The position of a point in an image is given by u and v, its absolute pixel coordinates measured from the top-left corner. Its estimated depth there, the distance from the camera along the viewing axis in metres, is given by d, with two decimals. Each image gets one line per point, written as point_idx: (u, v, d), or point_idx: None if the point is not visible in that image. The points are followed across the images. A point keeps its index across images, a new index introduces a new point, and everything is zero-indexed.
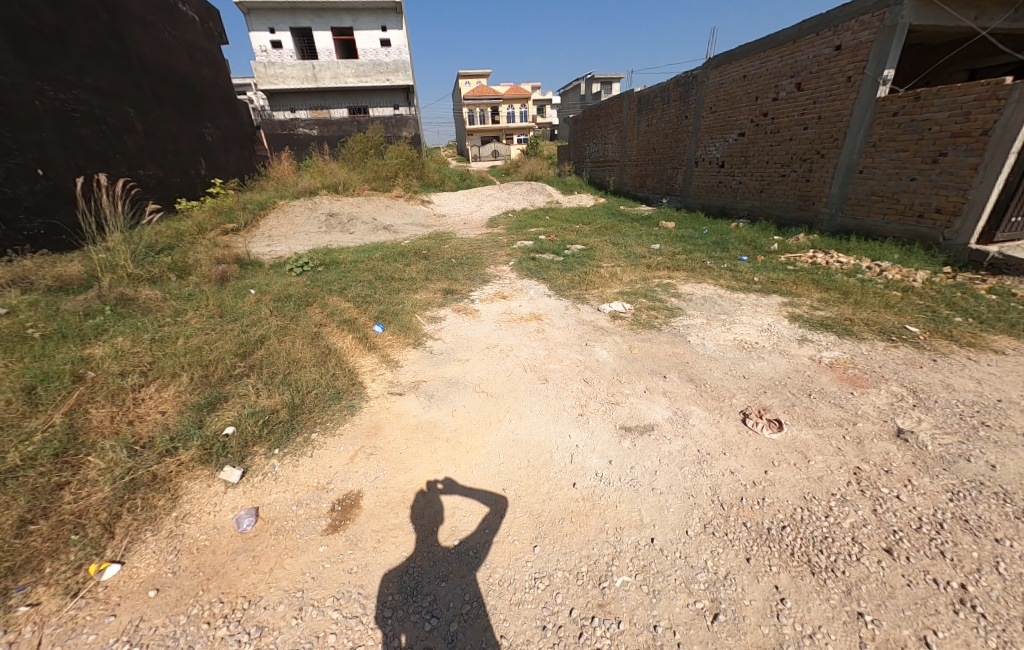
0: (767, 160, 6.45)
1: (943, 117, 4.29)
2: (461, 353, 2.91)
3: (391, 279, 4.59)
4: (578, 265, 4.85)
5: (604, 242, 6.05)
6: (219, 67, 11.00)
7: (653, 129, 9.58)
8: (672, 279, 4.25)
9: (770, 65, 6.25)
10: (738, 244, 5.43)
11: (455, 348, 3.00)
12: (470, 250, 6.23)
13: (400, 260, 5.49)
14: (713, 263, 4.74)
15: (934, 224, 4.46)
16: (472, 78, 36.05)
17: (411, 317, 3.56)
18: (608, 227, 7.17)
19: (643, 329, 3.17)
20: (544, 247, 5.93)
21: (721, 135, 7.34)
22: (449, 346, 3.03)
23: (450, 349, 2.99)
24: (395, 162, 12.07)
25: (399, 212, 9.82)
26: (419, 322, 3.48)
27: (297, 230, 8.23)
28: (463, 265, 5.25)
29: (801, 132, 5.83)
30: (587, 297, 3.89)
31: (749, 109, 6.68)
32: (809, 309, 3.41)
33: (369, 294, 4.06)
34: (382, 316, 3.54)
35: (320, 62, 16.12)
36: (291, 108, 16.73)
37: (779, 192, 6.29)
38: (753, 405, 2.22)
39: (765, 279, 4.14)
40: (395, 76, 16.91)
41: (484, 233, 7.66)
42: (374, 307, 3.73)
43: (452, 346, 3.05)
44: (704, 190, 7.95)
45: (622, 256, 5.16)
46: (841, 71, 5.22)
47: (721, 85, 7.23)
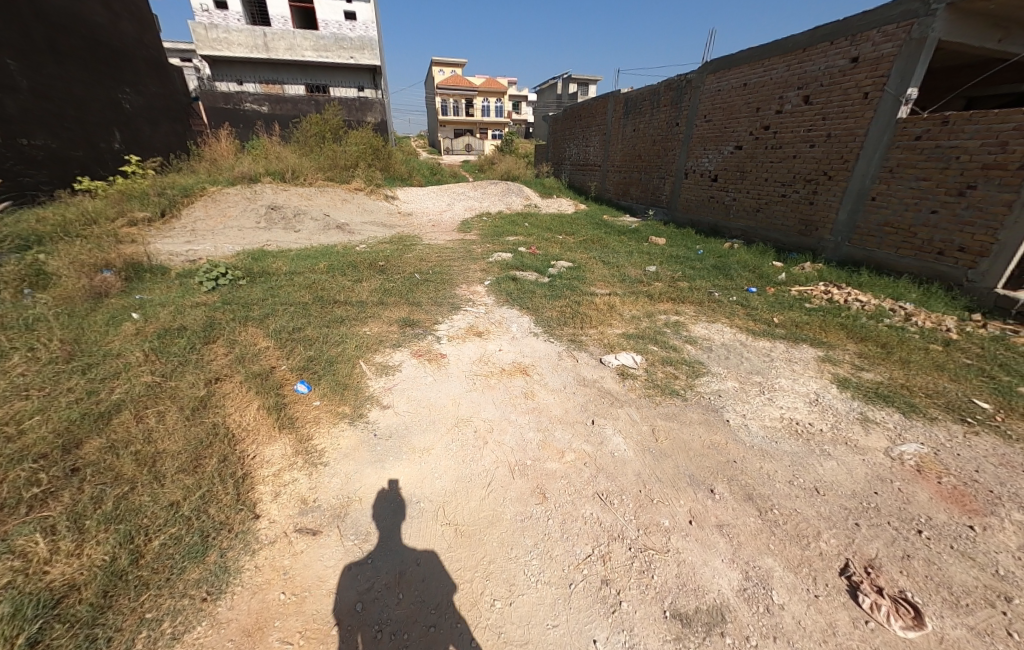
0: (765, 177, 5.94)
1: (974, 146, 3.84)
2: (418, 438, 2.01)
3: (334, 302, 3.61)
4: (567, 291, 4.09)
5: (593, 260, 5.32)
6: (146, 22, 9.30)
7: (640, 134, 8.99)
8: (680, 316, 3.57)
9: (774, 75, 5.72)
10: (741, 270, 4.85)
11: (409, 426, 2.09)
12: (438, 262, 5.30)
13: (350, 273, 4.49)
14: (720, 294, 4.12)
15: (956, 264, 4.03)
16: (447, 67, 34.62)
17: (353, 365, 2.61)
18: (594, 240, 6.46)
19: (663, 396, 2.42)
20: (526, 263, 5.12)
21: (716, 146, 6.81)
22: (402, 421, 2.12)
23: (403, 427, 2.08)
24: (356, 148, 10.79)
25: (358, 208, 8.68)
26: (364, 373, 2.56)
27: (228, 224, 6.99)
28: (429, 285, 4.35)
29: (806, 149, 5.33)
30: (584, 339, 3.11)
31: (749, 121, 6.15)
32: (853, 369, 2.82)
33: (301, 325, 3.07)
34: (312, 362, 2.57)
35: (272, 31, 14.43)
36: (238, 80, 14.96)
37: (778, 214, 5.79)
38: (854, 558, 1.51)
39: (787, 320, 3.53)
40: (360, 54, 15.45)
41: (455, 239, 6.76)
42: (306, 346, 2.76)
43: (405, 420, 2.13)
44: (694, 204, 7.42)
45: (616, 281, 4.47)
46: (857, 86, 4.73)
47: (719, 92, 6.67)
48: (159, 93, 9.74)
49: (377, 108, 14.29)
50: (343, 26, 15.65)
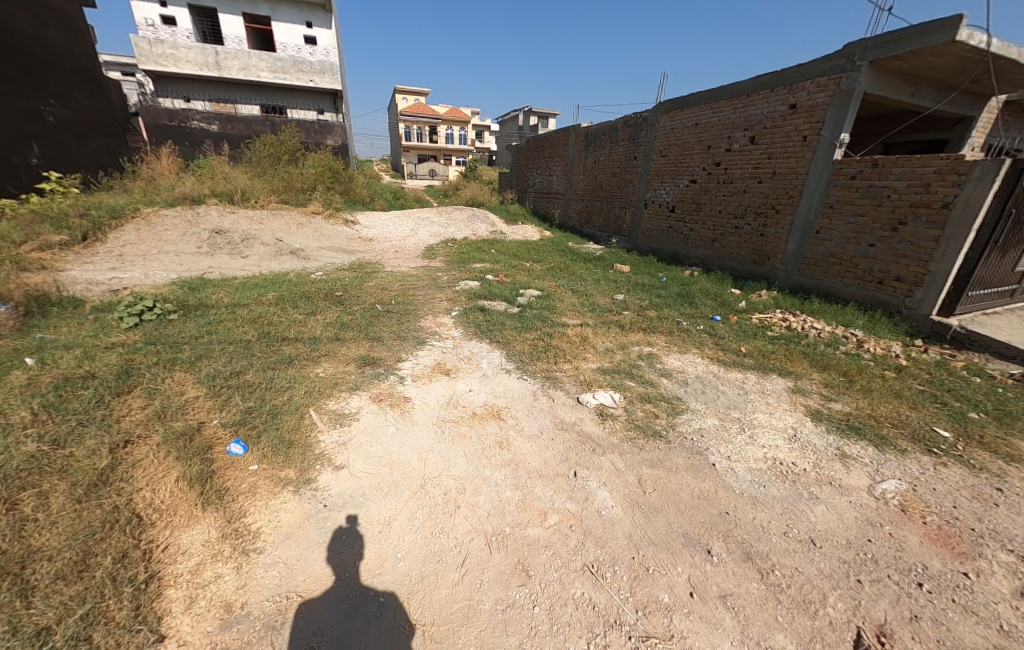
0: (719, 209, 6.23)
1: (902, 186, 4.15)
2: (376, 507, 1.72)
3: (283, 340, 3.25)
4: (538, 322, 3.96)
5: (562, 289, 5.26)
6: (79, 32, 8.62)
7: (600, 166, 9.31)
8: (653, 347, 3.51)
9: (722, 116, 6.09)
10: (704, 299, 4.95)
11: (366, 492, 1.80)
12: (401, 292, 5.04)
13: (303, 304, 4.13)
14: (688, 324, 4.15)
15: (895, 292, 4.26)
16: (410, 95, 35.02)
17: (300, 416, 2.28)
18: (561, 268, 6.46)
19: (646, 440, 2.28)
20: (494, 292, 4.98)
21: (672, 179, 7.12)
22: (358, 485, 1.83)
23: (358, 493, 1.79)
24: (313, 171, 10.38)
25: (314, 233, 8.25)
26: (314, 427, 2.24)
27: (164, 248, 6.37)
28: (391, 318, 4.07)
29: (755, 185, 5.64)
30: (558, 376, 2.96)
31: (701, 157, 6.48)
32: (822, 400, 2.83)
33: (242, 368, 2.69)
34: (251, 414, 2.22)
35: (225, 50, 13.91)
36: (185, 96, 14.20)
37: (733, 244, 6.06)
38: (864, 624, 1.40)
39: (754, 349, 3.57)
40: (319, 78, 15.20)
41: (419, 265, 6.52)
42: (246, 395, 2.40)
43: (362, 484, 1.84)
44: (654, 234, 7.67)
45: (586, 311, 4.40)
46: (796, 130, 5.08)
47: (673, 130, 7.03)
48: (91, 106, 8.96)
49: (337, 131, 13.96)
50: (303, 50, 15.33)
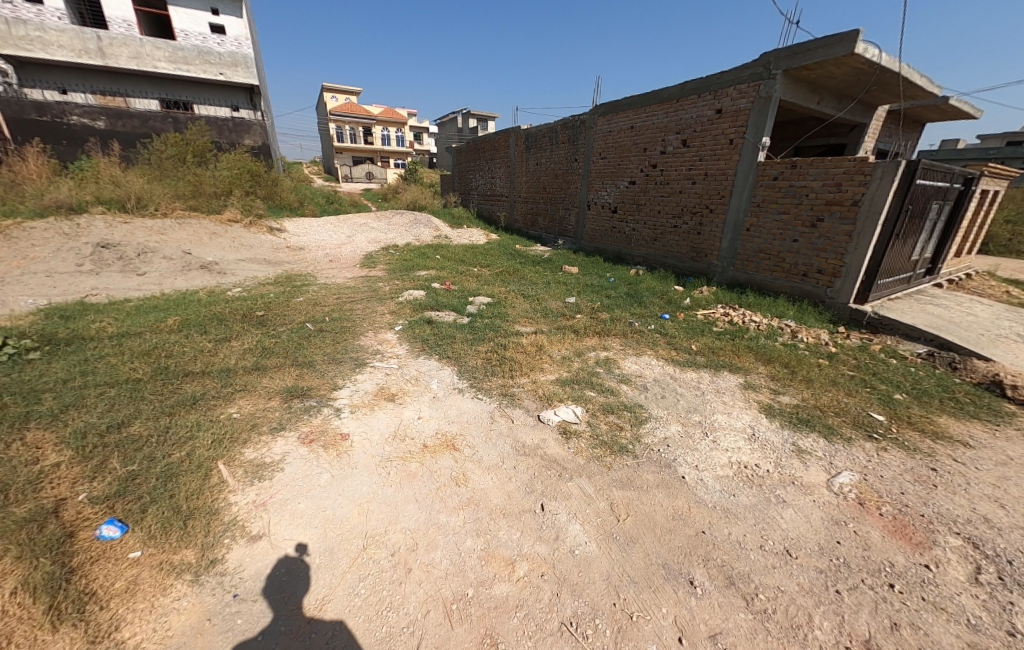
0: (658, 209, 6.41)
1: (818, 186, 4.44)
2: (309, 596, 1.42)
3: (188, 380, 2.75)
4: (489, 333, 3.77)
5: (512, 295, 5.12)
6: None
7: (542, 168, 9.30)
8: (608, 353, 3.45)
9: (656, 119, 6.26)
10: (651, 298, 5.04)
11: (297, 575, 1.49)
12: (338, 306, 4.58)
13: (216, 329, 3.58)
14: (640, 324, 4.16)
15: (818, 283, 4.56)
16: (340, 93, 33.23)
17: (203, 486, 1.87)
18: (510, 272, 6.32)
19: (613, 457, 2.14)
20: (442, 302, 4.69)
21: (612, 180, 7.24)
22: (289, 570, 1.51)
23: (288, 581, 1.47)
24: (229, 173, 9.30)
25: (232, 243, 7.36)
26: (227, 494, 1.85)
27: (31, 268, 5.31)
28: (326, 338, 3.65)
29: (689, 186, 5.85)
30: (516, 392, 2.77)
31: (638, 159, 6.64)
32: (771, 394, 2.87)
33: (116, 429, 2.19)
34: (137, 490, 1.79)
35: (110, 35, 12.14)
36: (61, 87, 12.17)
37: (672, 242, 6.26)
38: (852, 643, 1.33)
39: (704, 346, 3.61)
40: (232, 71, 13.80)
41: (358, 275, 6.04)
42: (127, 464, 1.94)
43: (291, 565, 1.53)
44: (598, 234, 7.79)
45: (540, 318, 4.28)
46: (723, 133, 5.32)
47: (609, 132, 7.16)
48: None
49: (256, 130, 12.61)
50: (209, 39, 13.73)
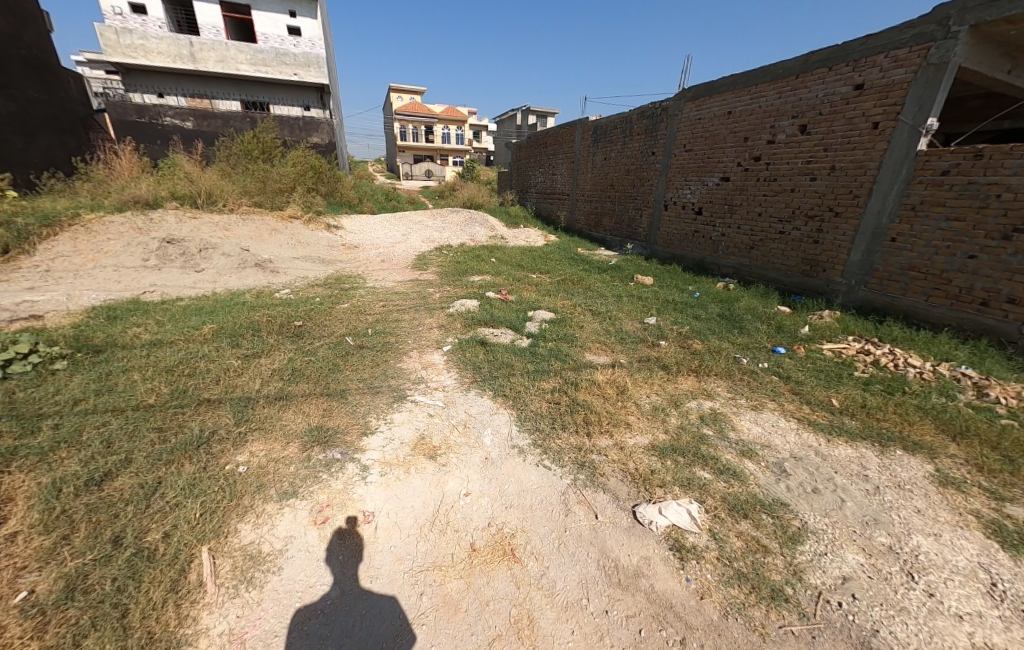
0: (758, 211, 5.33)
1: (1018, 182, 3.22)
2: None
3: (201, 412, 2.31)
4: (555, 364, 3.07)
5: (579, 310, 4.39)
6: (27, 19, 8.20)
7: (612, 163, 8.40)
8: (715, 406, 2.61)
9: (764, 101, 5.17)
10: (755, 323, 4.06)
11: None
12: (383, 316, 4.10)
13: (249, 342, 3.17)
14: (748, 360, 3.25)
15: (1006, 317, 3.33)
16: (406, 94, 34.07)
17: (167, 600, 1.35)
18: (573, 280, 5.58)
19: (764, 611, 1.35)
20: (498, 317, 4.07)
21: (699, 177, 6.23)
22: None
23: None
24: (293, 169, 9.37)
25: (291, 240, 7.26)
26: (198, 615, 1.33)
27: (102, 262, 5.36)
28: (365, 358, 3.14)
29: (806, 182, 4.73)
30: (596, 462, 2.04)
31: (736, 150, 5.58)
32: (991, 499, 1.88)
33: (91, 488, 1.74)
34: (85, 601, 1.31)
35: (200, 40, 12.73)
36: (157, 92, 13.11)
37: (775, 251, 5.18)
38: None
39: (850, 400, 2.65)
40: (304, 71, 13.98)
41: (408, 279, 5.59)
42: (83, 554, 1.46)
43: None
44: (676, 238, 6.81)
45: (615, 345, 3.51)
46: (864, 115, 4.16)
47: (699, 120, 6.13)
48: (43, 99, 8.53)
49: (325, 128, 12.73)
50: (286, 41, 14.23)
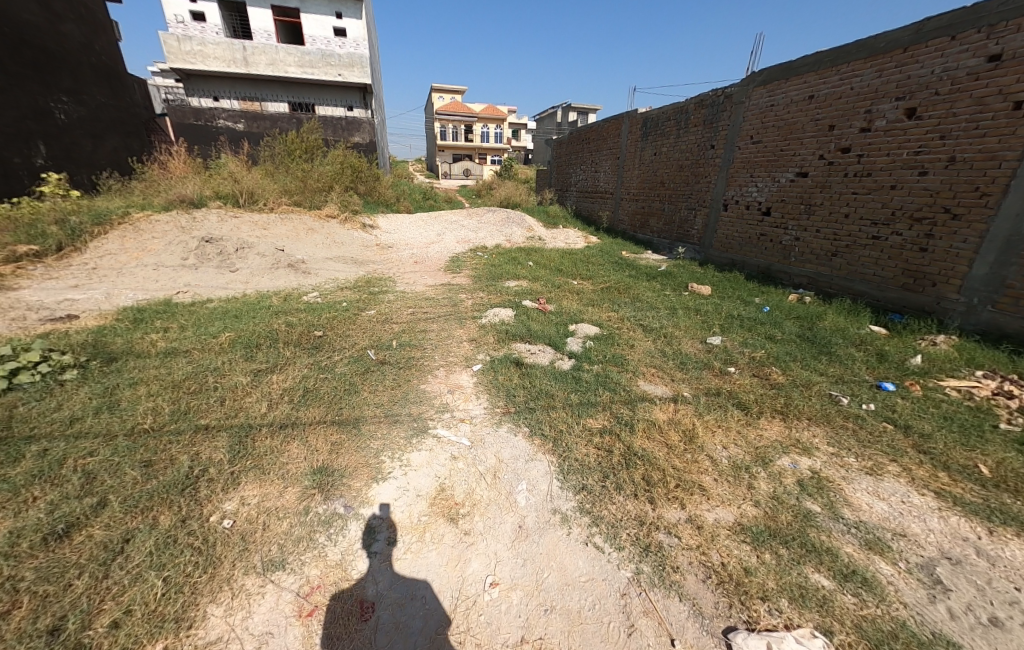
0: (845, 212, 4.64)
1: None
2: None
3: (196, 443, 1.99)
4: (605, 395, 2.58)
5: (628, 325, 3.86)
6: (97, 28, 8.62)
7: (662, 158, 7.74)
8: (815, 469, 2.04)
9: (858, 83, 4.46)
10: (847, 349, 3.39)
11: None
12: (410, 325, 3.76)
13: (266, 354, 2.88)
14: (850, 400, 2.66)
15: None
16: (446, 93, 34.29)
17: None
18: (620, 288, 5.03)
19: None
20: (536, 330, 3.62)
21: (769, 172, 5.55)
22: None
23: None
24: (332, 168, 9.35)
25: (326, 239, 7.15)
26: None
27: (145, 260, 5.28)
28: (386, 378, 2.79)
29: (913, 178, 4.02)
30: (668, 545, 1.56)
31: (818, 141, 4.88)
32: None
33: (48, 546, 1.44)
34: None
35: (254, 45, 13.02)
36: (212, 94, 13.57)
37: (866, 259, 4.48)
38: None
39: (1003, 469, 2.04)
40: (349, 71, 13.99)
41: (439, 283, 5.25)
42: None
43: None
44: (737, 242, 6.13)
45: (675, 372, 2.97)
46: (1002, 94, 3.42)
47: (772, 108, 5.43)
48: (109, 103, 8.93)
49: (366, 127, 12.75)
50: (332, 42, 14.47)
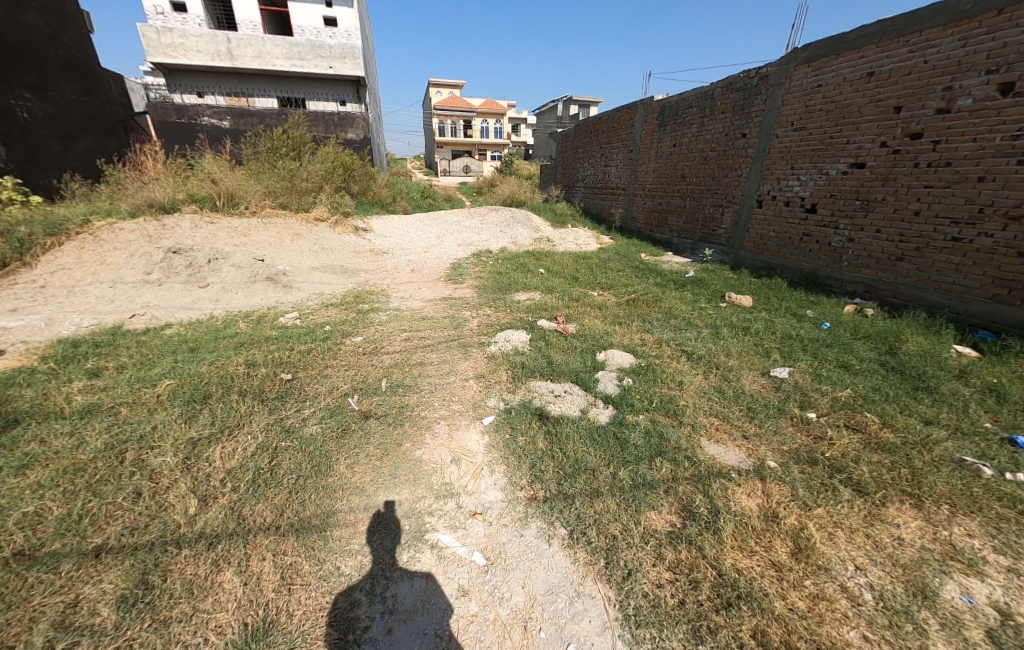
0: (914, 209, 3.96)
1: None
2: None
3: (76, 586, 1.32)
4: (664, 469, 1.91)
5: (669, 352, 3.18)
6: (67, 19, 7.89)
7: (683, 150, 7.04)
8: (1002, 607, 1.36)
9: (933, 54, 3.75)
10: (951, 386, 2.70)
11: None
12: (405, 357, 3.09)
13: (214, 410, 2.19)
14: (990, 469, 1.98)
15: None
16: (444, 88, 33.48)
17: None
18: (649, 301, 4.35)
19: None
20: (559, 362, 2.93)
21: (814, 163, 4.86)
22: None
23: None
24: (322, 167, 8.64)
25: (314, 246, 6.47)
26: None
27: (102, 275, 4.52)
28: (370, 441, 2.12)
29: (1009, 167, 3.34)
30: None
31: (879, 125, 4.19)
32: None
33: None
34: None
35: (238, 36, 12.27)
36: (197, 91, 12.88)
37: (943, 265, 3.80)
38: None
39: None
40: (340, 63, 13.16)
41: (439, 297, 4.57)
42: None
43: None
44: (775, 243, 5.45)
45: (745, 425, 2.30)
46: None
47: (819, 89, 4.74)
48: (81, 101, 8.21)
49: (359, 123, 12.03)
50: (322, 33, 13.72)
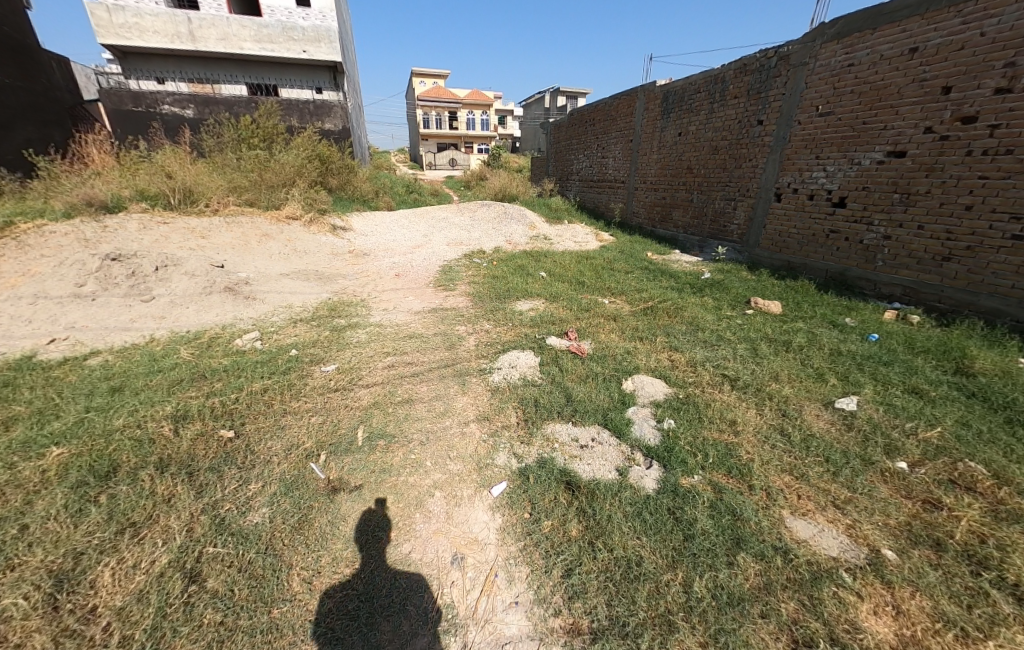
0: (966, 203, 3.49)
1: None
2: None
3: None
4: (754, 575, 1.36)
5: (709, 379, 2.64)
6: None
7: (690, 139, 6.53)
8: None
9: (993, 24, 3.27)
10: None
11: None
12: (387, 393, 2.47)
13: (116, 498, 1.56)
14: None
15: None
16: (428, 79, 32.37)
17: None
18: (669, 310, 3.81)
19: None
20: (580, 398, 2.36)
21: (843, 152, 4.37)
22: None
23: None
24: (295, 159, 7.85)
25: (284, 248, 5.77)
26: None
27: (21, 288, 3.77)
28: (337, 535, 1.52)
29: None
30: None
31: (925, 108, 3.70)
32: None
33: None
34: None
35: (201, 16, 11.25)
36: (157, 77, 11.83)
37: (1001, 267, 3.36)
38: None
39: None
40: (315, 47, 12.23)
41: (427, 308, 3.95)
42: None
43: None
44: (797, 241, 4.98)
45: (833, 488, 1.78)
46: None
47: (851, 68, 4.24)
48: (15, 85, 7.25)
49: (337, 112, 11.16)
50: (294, 14, 12.75)
